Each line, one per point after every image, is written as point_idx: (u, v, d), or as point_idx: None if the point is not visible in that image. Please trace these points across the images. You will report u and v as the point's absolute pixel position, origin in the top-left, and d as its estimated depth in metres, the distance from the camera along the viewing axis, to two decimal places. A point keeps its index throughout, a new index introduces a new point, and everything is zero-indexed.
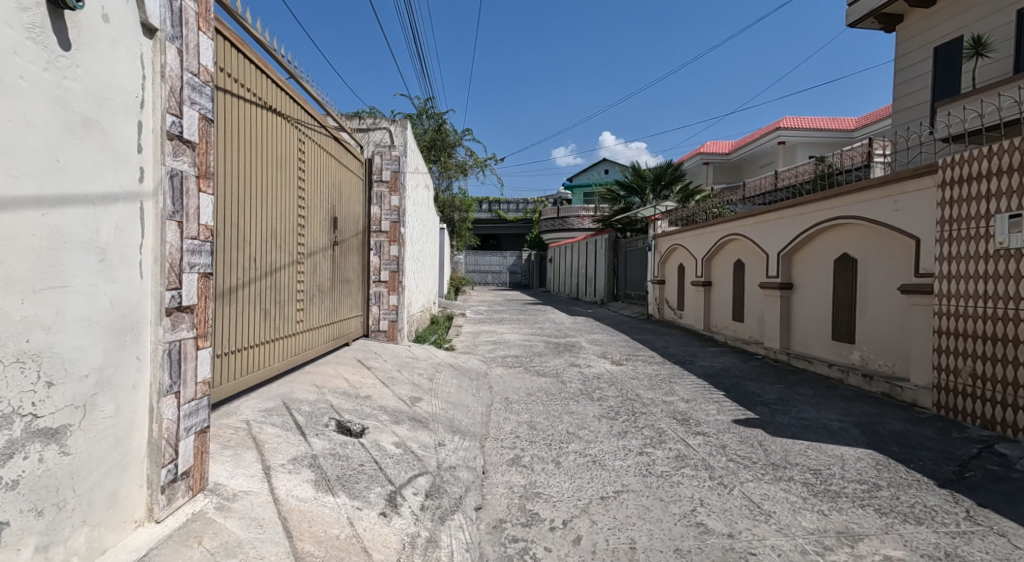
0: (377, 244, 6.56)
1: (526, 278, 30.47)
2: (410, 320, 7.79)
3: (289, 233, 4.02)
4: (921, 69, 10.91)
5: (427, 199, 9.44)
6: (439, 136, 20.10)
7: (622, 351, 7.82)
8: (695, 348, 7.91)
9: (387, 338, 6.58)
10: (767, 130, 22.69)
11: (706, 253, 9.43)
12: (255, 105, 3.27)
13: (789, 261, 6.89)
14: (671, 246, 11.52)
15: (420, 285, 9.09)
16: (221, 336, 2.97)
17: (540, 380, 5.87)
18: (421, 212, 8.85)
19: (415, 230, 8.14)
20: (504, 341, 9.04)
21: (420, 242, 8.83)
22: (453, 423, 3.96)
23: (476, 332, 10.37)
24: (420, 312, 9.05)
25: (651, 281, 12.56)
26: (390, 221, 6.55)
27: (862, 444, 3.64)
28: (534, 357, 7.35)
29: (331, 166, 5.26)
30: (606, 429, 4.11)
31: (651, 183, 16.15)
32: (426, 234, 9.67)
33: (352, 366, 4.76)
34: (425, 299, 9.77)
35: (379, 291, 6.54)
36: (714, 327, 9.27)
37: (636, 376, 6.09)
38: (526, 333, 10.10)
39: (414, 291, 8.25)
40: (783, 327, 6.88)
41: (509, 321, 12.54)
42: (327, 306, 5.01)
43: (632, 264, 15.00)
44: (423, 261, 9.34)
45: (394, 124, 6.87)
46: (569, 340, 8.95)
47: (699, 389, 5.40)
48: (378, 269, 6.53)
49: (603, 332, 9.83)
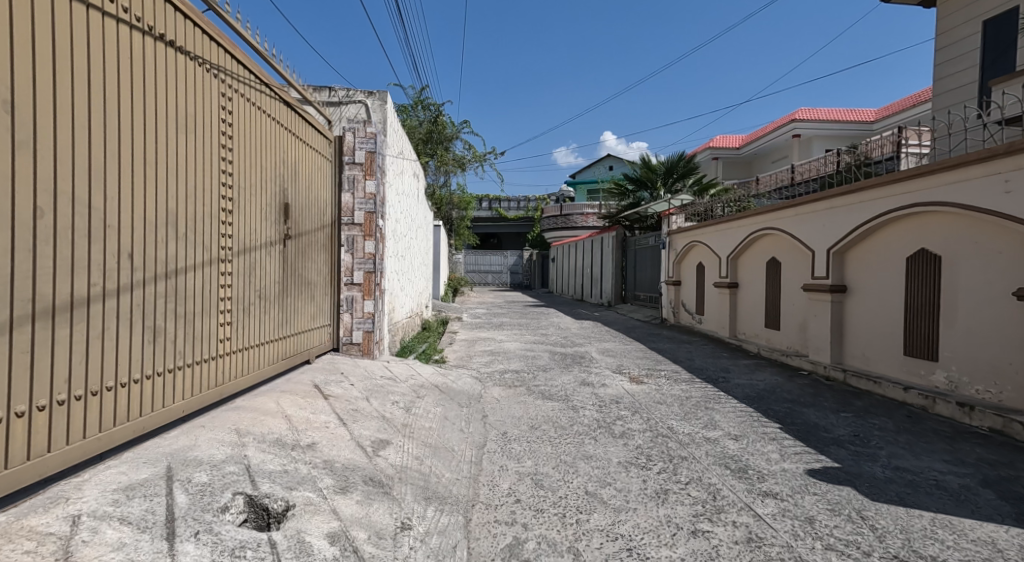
0: (349, 239, 5.45)
1: (528, 278, 29.40)
2: (393, 329, 6.70)
3: (207, 221, 2.95)
4: (968, 45, 9.75)
5: (415, 190, 8.36)
6: (435, 128, 19.03)
7: (641, 365, 6.71)
8: (725, 361, 6.80)
9: (362, 352, 5.48)
10: (781, 122, 21.59)
11: (732, 251, 8.32)
12: (103, 21, 2.21)
13: (841, 258, 5.80)
14: (689, 243, 10.40)
15: (408, 287, 7.99)
16: (66, 374, 2.02)
17: (546, 405, 4.80)
18: (408, 203, 7.74)
19: (399, 223, 7.04)
20: (503, 351, 7.96)
21: (407, 237, 7.72)
22: (429, 483, 2.88)
23: (473, 339, 9.29)
24: (407, 318, 7.97)
25: (665, 282, 11.51)
26: (365, 211, 5.45)
27: (1012, 520, 2.55)
28: (538, 373, 6.27)
29: (285, 140, 4.19)
30: (638, 488, 3.02)
31: (661, 176, 15.08)
32: (414, 231, 8.59)
33: (304, 396, 3.67)
34: (414, 302, 8.68)
35: (353, 295, 5.46)
36: (742, 336, 8.17)
37: (662, 400, 5.00)
38: (528, 341, 9.01)
39: (399, 295, 7.16)
40: (834, 338, 5.80)
41: (508, 326, 11.45)
42: (273, 318, 3.93)
43: (643, 263, 13.91)
44: (411, 260, 8.24)
45: (371, 97, 5.81)
46: (577, 351, 7.87)
47: (747, 419, 4.30)
48: (350, 270, 5.45)
49: (614, 340, 8.73)
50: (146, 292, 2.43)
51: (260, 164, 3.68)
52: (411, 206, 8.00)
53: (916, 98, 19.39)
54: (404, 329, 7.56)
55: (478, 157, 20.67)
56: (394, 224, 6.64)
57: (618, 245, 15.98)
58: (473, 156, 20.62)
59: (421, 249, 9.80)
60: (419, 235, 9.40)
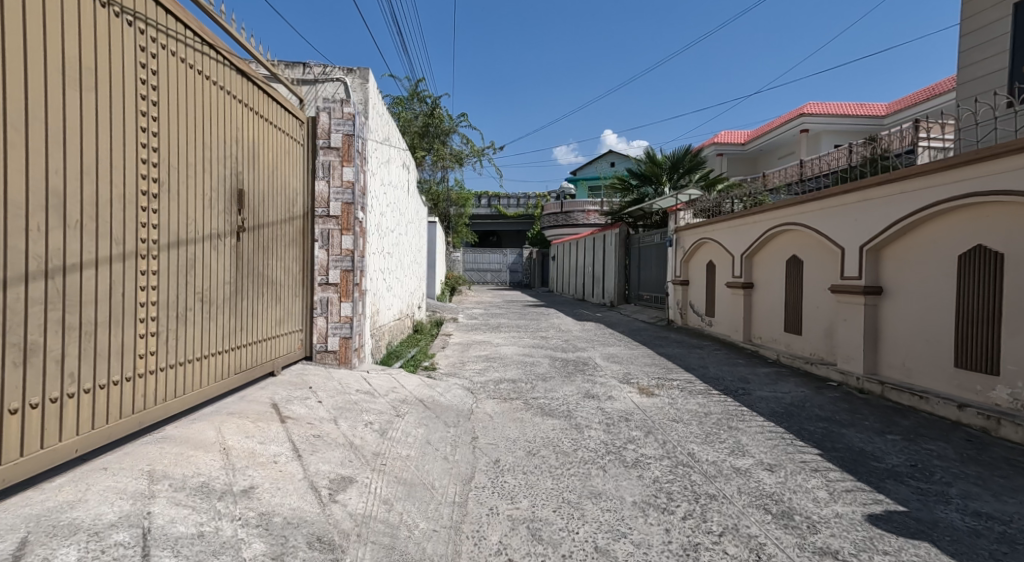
0: (325, 233, 4.84)
1: (528, 277, 28.79)
2: (377, 334, 6.08)
3: (124, 208, 2.36)
4: (998, 29, 9.11)
5: (405, 182, 7.76)
6: (432, 122, 18.42)
7: (650, 374, 6.11)
8: (743, 369, 6.18)
9: (338, 360, 4.87)
10: (789, 117, 20.98)
11: (747, 248, 7.72)
12: None
13: (877, 256, 5.21)
14: (698, 240, 9.78)
15: (397, 288, 7.40)
16: None
17: (545, 425, 4.19)
18: (397, 196, 7.13)
19: (385, 218, 6.43)
20: (499, 357, 7.36)
21: (395, 234, 7.13)
22: (397, 540, 2.26)
23: (468, 343, 8.68)
24: (395, 321, 7.35)
25: (672, 282, 10.90)
26: (341, 201, 4.84)
27: None
28: (536, 383, 5.67)
29: (243, 117, 3.59)
30: (660, 542, 2.42)
31: (666, 170, 14.47)
32: (405, 227, 7.98)
33: (255, 420, 3.05)
34: (403, 304, 8.07)
35: (328, 296, 4.85)
36: (758, 340, 7.57)
37: (678, 417, 4.39)
38: (527, 345, 8.41)
39: (385, 296, 6.55)
40: (868, 345, 5.20)
41: (506, 328, 10.85)
42: (225, 325, 3.32)
43: (648, 262, 13.29)
44: (401, 260, 7.63)
45: (351, 74, 5.19)
46: (579, 356, 7.26)
47: (779, 443, 3.69)
48: (326, 268, 4.84)
49: (620, 345, 8.12)
50: (33, 296, 1.95)
51: (207, 140, 3.08)
52: (400, 200, 7.39)
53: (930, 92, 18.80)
54: (390, 333, 6.94)
55: (477, 152, 20.11)
56: (378, 216, 6.03)
57: (621, 243, 15.36)
58: (472, 151, 20.05)
59: (413, 248, 9.21)
60: (411, 232, 8.80)
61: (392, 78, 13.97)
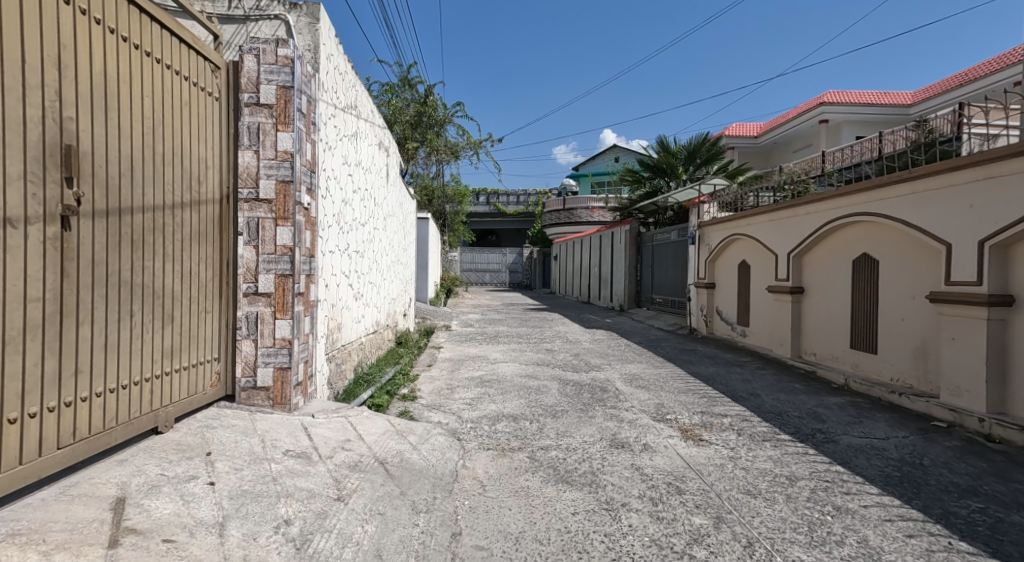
0: (253, 224, 3.49)
1: (528, 277, 27.43)
2: (338, 356, 4.73)
3: None
4: None
5: (381, 167, 6.41)
6: (424, 110, 17.19)
7: (690, 407, 4.76)
8: (808, 401, 4.83)
9: (272, 400, 3.51)
10: (807, 107, 19.65)
11: (798, 245, 6.39)
12: None
13: (1006, 256, 3.87)
14: (729, 236, 8.43)
15: (371, 296, 6.02)
16: None
17: (562, 504, 2.86)
18: (369, 182, 5.76)
19: (350, 205, 5.06)
20: (497, 378, 6.03)
21: (367, 228, 5.77)
22: None
23: (460, 358, 7.36)
24: (370, 334, 6.00)
25: (696, 285, 9.56)
26: (275, 178, 3.48)
27: None
28: (544, 421, 4.35)
29: (83, 31, 2.25)
30: None
31: (681, 159, 13.28)
32: (382, 222, 6.61)
33: (50, 549, 1.70)
34: (381, 314, 6.71)
35: (258, 311, 3.51)
36: (812, 357, 6.23)
37: (751, 486, 3.06)
38: (530, 361, 7.09)
39: (351, 304, 5.19)
40: (993, 376, 3.87)
41: (506, 338, 9.52)
42: (30, 369, 2.01)
43: (666, 261, 11.97)
44: (376, 260, 6.24)
45: (294, 11, 3.83)
46: (594, 379, 5.94)
47: (935, 550, 2.34)
48: (255, 272, 3.50)
49: (642, 362, 6.77)
50: None
51: None
52: (373, 187, 6.01)
53: (962, 80, 17.53)
54: (361, 352, 5.59)
55: (473, 143, 18.85)
56: (338, 203, 4.67)
57: (632, 241, 14.03)
58: (468, 143, 18.80)
59: (396, 249, 7.86)
60: (392, 229, 7.42)
61: (380, 62, 12.79)
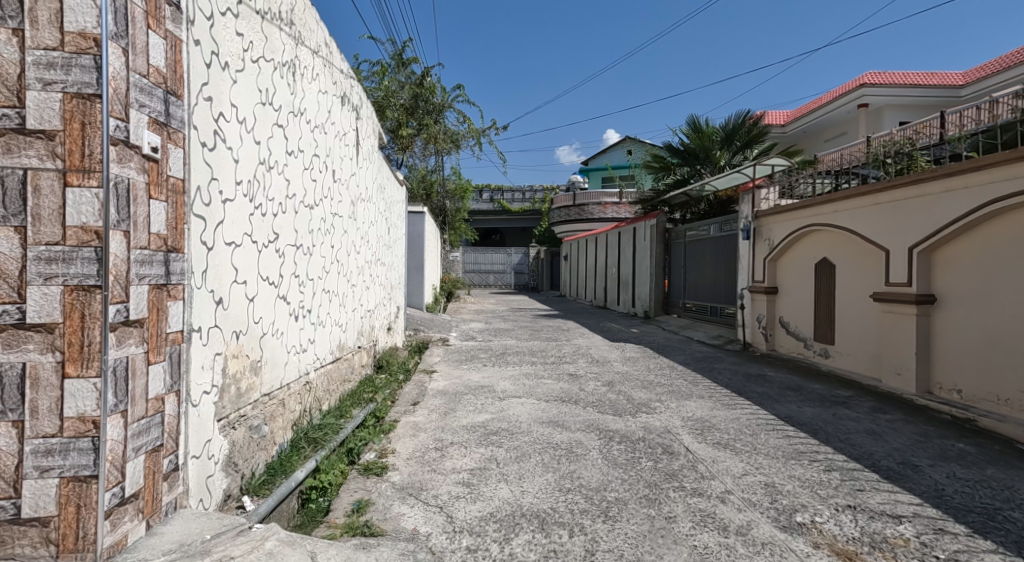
0: (12, 183, 1.70)
1: (535, 279, 25.58)
2: (254, 413, 2.93)
3: None
4: None
5: (343, 129, 4.63)
6: (421, 92, 15.55)
7: (824, 494, 2.96)
8: (1012, 482, 3.01)
9: (61, 542, 1.73)
10: (844, 90, 17.82)
11: (933, 236, 4.57)
12: None
13: None
14: (803, 229, 6.59)
15: (326, 308, 4.23)
16: None
17: None
18: (318, 144, 3.96)
19: (280, 169, 3.25)
20: (507, 429, 4.23)
21: (317, 211, 3.97)
22: None
23: (458, 391, 5.57)
24: (325, 366, 4.21)
25: (753, 290, 7.71)
26: (60, 89, 1.72)
27: None
28: (594, 535, 2.55)
29: None
30: None
31: (716, 142, 11.52)
32: (347, 206, 4.82)
33: None
34: (348, 333, 4.91)
35: (28, 361, 1.71)
36: (958, 396, 4.43)
37: None
38: (550, 396, 5.28)
39: (285, 327, 3.39)
40: None
41: (515, 356, 7.71)
42: None
43: (705, 262, 10.15)
44: (335, 259, 4.46)
45: None
46: (646, 430, 4.16)
47: None
48: (20, 282, 1.70)
49: (707, 401, 4.94)
50: None
51: None
52: (328, 152, 4.20)
53: (1022, 56, 15.57)
54: (307, 395, 3.80)
55: (474, 131, 17.16)
56: (251, 162, 2.87)
57: (658, 238, 12.21)
58: (468, 130, 17.09)
59: (374, 244, 6.08)
60: (366, 219, 5.64)
61: (371, 38, 11.53)
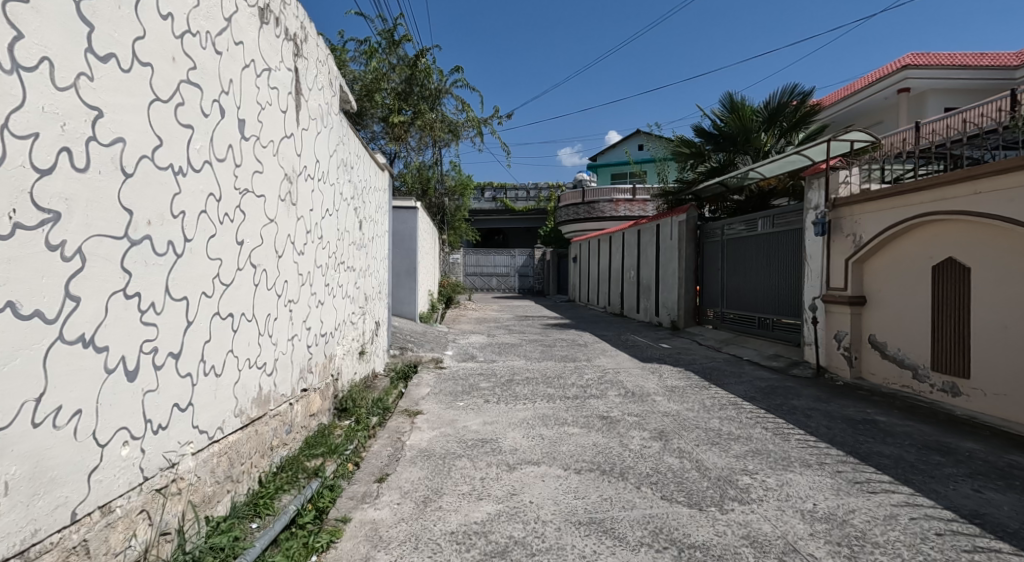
0: None
1: (541, 283, 23.88)
2: None
3: None
4: None
5: (261, 58, 2.94)
6: (414, 75, 13.98)
7: None
8: None
9: None
10: (882, 73, 16.11)
11: None
12: None
13: None
14: (920, 220, 4.91)
15: (218, 345, 2.54)
16: None
17: None
18: (194, 60, 2.28)
19: (60, 78, 1.58)
20: (521, 543, 2.57)
21: (191, 177, 2.28)
22: None
23: (449, 451, 3.90)
24: (217, 442, 2.52)
25: (831, 301, 6.03)
26: None
27: None
28: None
29: None
30: None
31: (758, 123, 9.85)
32: (271, 180, 3.14)
33: None
34: (275, 375, 3.22)
35: None
36: None
37: None
38: (581, 463, 3.61)
39: (89, 397, 1.70)
40: None
41: (526, 386, 6.03)
42: None
43: (753, 265, 8.45)
44: (241, 262, 2.77)
45: None
46: (758, 547, 2.50)
47: None
48: None
49: (825, 478, 3.27)
50: None
51: None
52: (220, 81, 2.52)
53: None
54: (168, 509, 2.11)
55: (475, 119, 15.59)
56: None
57: (689, 237, 10.54)
58: (468, 119, 15.47)
59: (332, 240, 4.39)
60: (315, 205, 3.96)
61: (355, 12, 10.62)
